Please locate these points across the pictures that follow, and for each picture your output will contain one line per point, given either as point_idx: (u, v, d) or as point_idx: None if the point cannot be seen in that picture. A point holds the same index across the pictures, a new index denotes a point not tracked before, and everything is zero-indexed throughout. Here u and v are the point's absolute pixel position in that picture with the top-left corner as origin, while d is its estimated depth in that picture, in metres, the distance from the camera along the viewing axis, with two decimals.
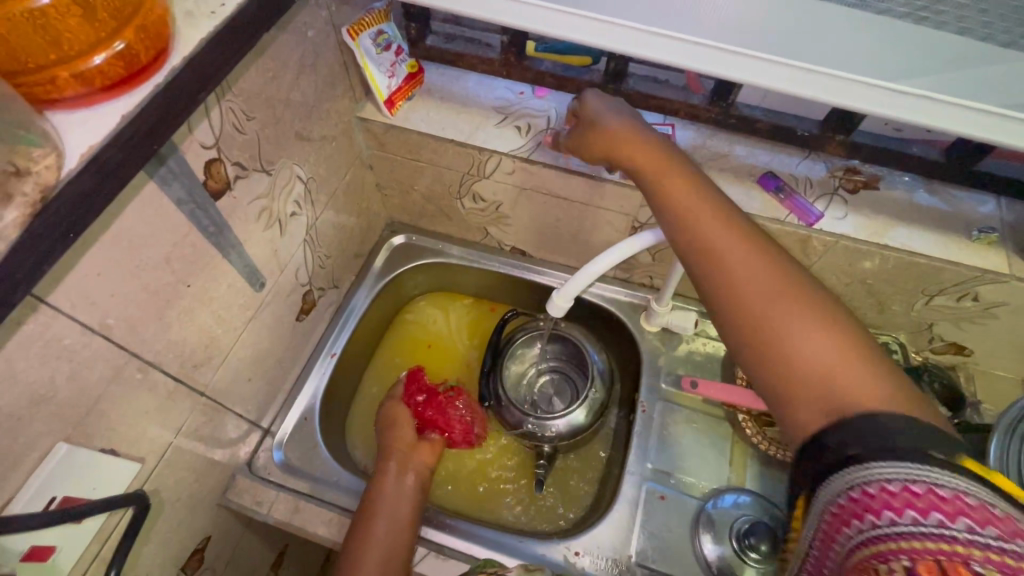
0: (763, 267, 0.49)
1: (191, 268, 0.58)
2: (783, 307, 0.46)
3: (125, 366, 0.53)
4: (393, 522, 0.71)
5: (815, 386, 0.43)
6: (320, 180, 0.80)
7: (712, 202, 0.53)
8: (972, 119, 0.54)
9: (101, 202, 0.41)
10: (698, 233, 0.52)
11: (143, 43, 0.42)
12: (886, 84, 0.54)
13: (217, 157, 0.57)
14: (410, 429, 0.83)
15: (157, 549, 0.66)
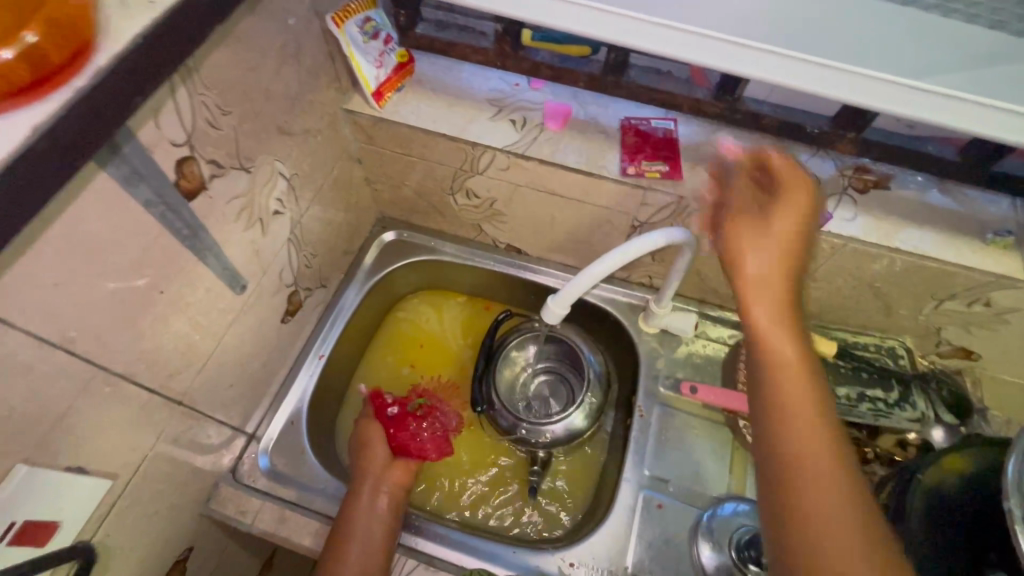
0: (812, 408, 0.45)
1: (163, 274, 0.55)
2: (821, 455, 0.43)
3: (92, 380, 0.50)
4: (366, 550, 0.69)
5: (836, 532, 0.40)
6: (305, 176, 0.76)
7: (796, 338, 0.48)
8: (997, 117, 0.50)
9: (24, 220, 0.37)
10: (760, 342, 0.48)
11: (51, 39, 0.36)
12: (905, 82, 0.50)
13: (190, 155, 0.54)
14: (384, 449, 0.80)
15: (134, 564, 0.63)
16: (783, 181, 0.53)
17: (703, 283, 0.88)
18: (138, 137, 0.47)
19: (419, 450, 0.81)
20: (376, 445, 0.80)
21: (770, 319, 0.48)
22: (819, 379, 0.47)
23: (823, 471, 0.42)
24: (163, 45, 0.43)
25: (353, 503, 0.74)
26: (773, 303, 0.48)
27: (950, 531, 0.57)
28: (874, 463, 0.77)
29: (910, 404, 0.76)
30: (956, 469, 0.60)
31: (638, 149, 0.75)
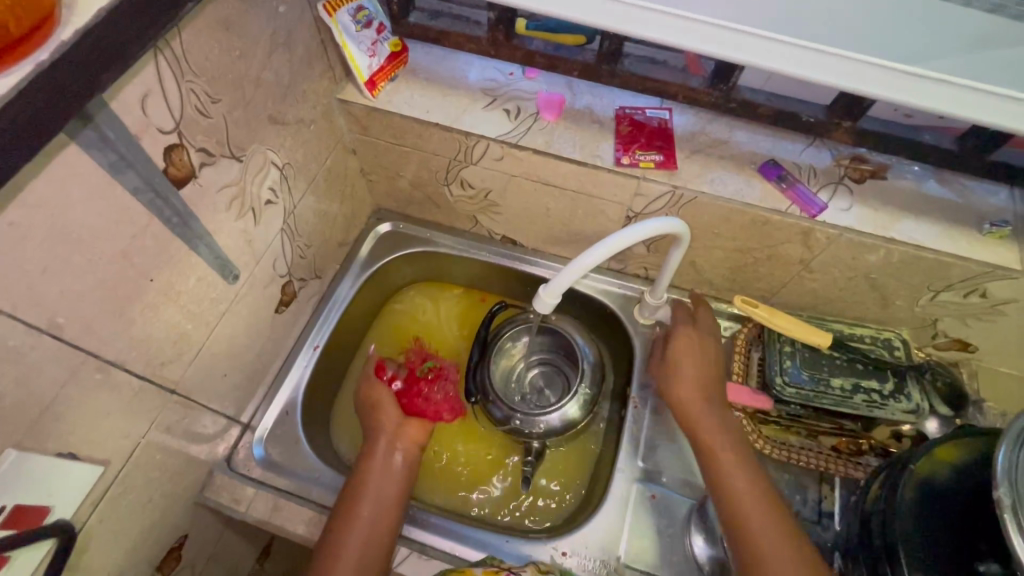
0: (748, 480, 0.66)
1: (153, 262, 0.55)
2: (756, 500, 0.64)
3: (83, 367, 0.50)
4: (379, 504, 0.70)
5: (759, 513, 0.63)
6: (298, 166, 0.76)
7: (721, 422, 0.71)
8: (997, 104, 0.50)
9: None
10: (706, 446, 0.69)
11: (9, 11, 0.36)
12: (904, 66, 0.50)
13: (179, 143, 0.53)
14: (394, 406, 0.79)
15: (128, 551, 0.64)
16: (694, 333, 0.79)
17: (698, 274, 0.88)
18: (125, 124, 0.47)
19: (435, 414, 0.81)
20: (387, 400, 0.80)
21: (711, 435, 0.70)
22: (746, 453, 0.69)
23: (745, 502, 0.64)
24: (126, 24, 0.43)
25: (367, 457, 0.74)
26: (700, 406, 0.72)
27: (941, 523, 0.57)
28: (868, 453, 0.78)
29: (904, 396, 0.76)
30: (946, 459, 0.61)
31: (632, 139, 0.74)
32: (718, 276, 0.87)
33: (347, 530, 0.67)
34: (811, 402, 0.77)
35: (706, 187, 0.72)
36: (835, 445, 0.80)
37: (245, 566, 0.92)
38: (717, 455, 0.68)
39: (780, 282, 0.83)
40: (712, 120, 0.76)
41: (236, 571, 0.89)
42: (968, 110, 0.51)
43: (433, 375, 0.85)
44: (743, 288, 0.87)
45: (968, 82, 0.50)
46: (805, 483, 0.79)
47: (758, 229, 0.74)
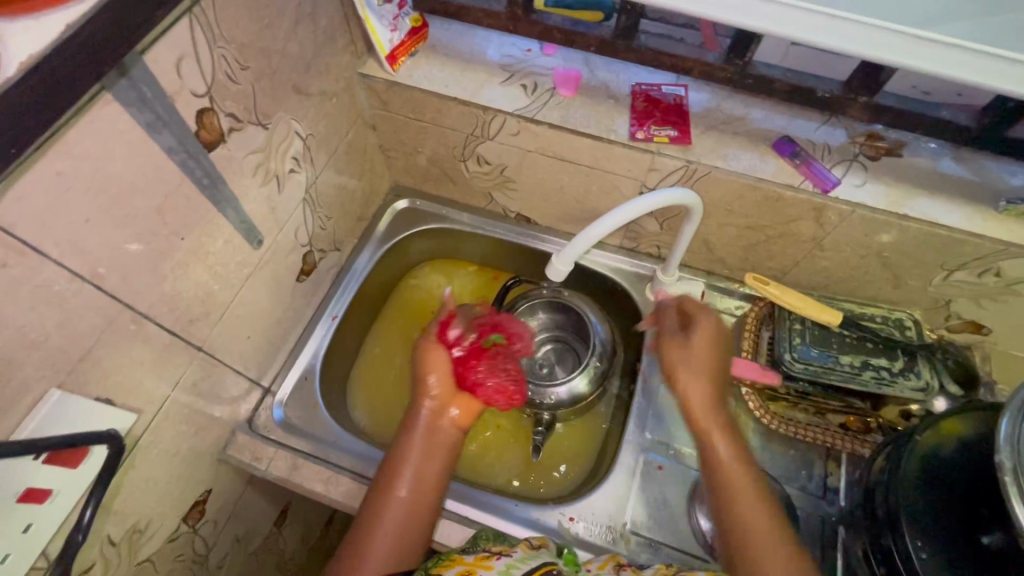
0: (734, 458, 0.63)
1: (185, 221, 0.58)
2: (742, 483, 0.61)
3: (119, 317, 0.53)
4: (417, 484, 0.68)
5: (743, 491, 0.61)
6: (320, 138, 0.78)
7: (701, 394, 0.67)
8: (991, 66, 0.52)
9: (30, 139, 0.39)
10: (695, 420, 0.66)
11: None
12: (902, 28, 0.52)
13: (210, 106, 0.56)
14: (444, 381, 0.74)
15: (157, 498, 0.67)
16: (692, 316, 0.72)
17: (711, 253, 0.89)
18: (161, 84, 0.50)
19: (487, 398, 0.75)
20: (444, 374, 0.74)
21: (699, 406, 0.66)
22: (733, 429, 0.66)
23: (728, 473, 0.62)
24: None
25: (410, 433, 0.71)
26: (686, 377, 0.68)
27: (946, 493, 0.58)
28: (876, 431, 0.79)
29: (914, 373, 0.76)
30: (954, 431, 0.61)
31: (647, 115, 0.75)
32: (730, 255, 0.88)
33: (385, 513, 0.66)
34: (821, 378, 0.78)
35: (720, 163, 0.73)
36: (844, 422, 0.81)
37: (264, 527, 0.96)
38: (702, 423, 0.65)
39: (792, 261, 0.84)
40: (728, 97, 0.77)
41: (255, 530, 0.93)
42: (965, 72, 0.53)
43: (496, 353, 0.78)
44: (754, 267, 0.88)
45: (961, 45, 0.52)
46: (812, 458, 0.81)
47: (771, 205, 0.75)
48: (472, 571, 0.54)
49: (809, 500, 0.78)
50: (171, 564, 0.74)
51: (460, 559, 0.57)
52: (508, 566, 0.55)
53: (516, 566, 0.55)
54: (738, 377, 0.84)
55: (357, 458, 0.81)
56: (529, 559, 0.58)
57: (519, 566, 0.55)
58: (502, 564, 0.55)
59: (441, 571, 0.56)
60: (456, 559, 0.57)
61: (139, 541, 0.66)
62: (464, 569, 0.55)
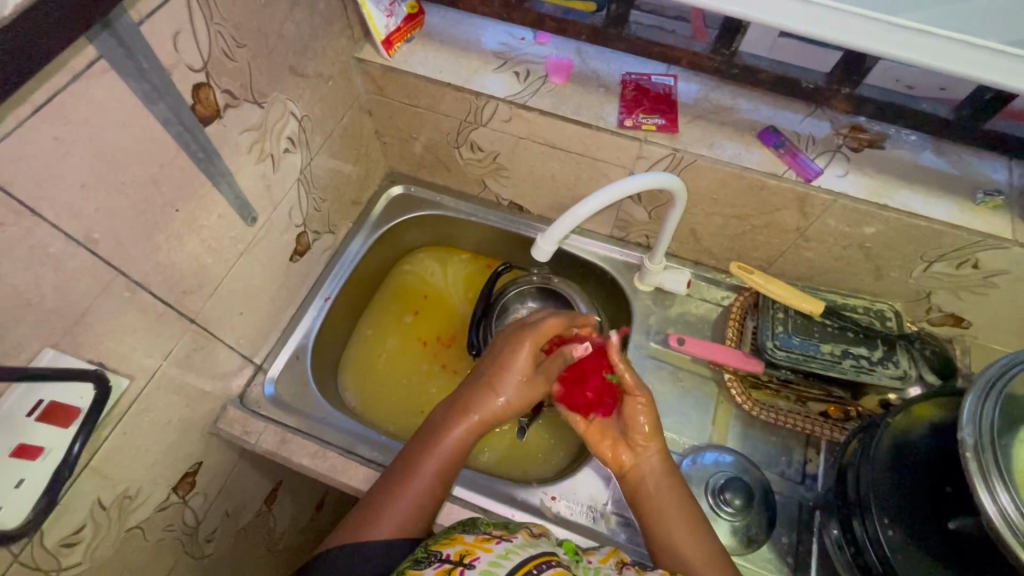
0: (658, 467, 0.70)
1: (180, 193, 0.59)
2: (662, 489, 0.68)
3: (113, 283, 0.55)
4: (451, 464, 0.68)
5: (667, 499, 0.67)
6: (316, 120, 0.80)
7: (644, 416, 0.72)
8: (970, 56, 0.53)
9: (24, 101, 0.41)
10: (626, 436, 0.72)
11: None
12: (880, 16, 0.54)
13: (206, 82, 0.58)
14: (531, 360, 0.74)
15: (147, 466, 0.69)
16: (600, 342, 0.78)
17: (699, 243, 0.90)
18: (157, 56, 0.51)
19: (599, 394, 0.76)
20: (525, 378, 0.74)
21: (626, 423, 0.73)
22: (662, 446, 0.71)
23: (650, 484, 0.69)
24: None
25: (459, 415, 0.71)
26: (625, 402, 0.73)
27: (915, 477, 0.59)
28: (855, 420, 0.80)
29: (892, 362, 0.77)
30: (924, 416, 0.62)
31: (637, 103, 0.77)
32: (716, 245, 0.89)
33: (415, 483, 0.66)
34: (802, 366, 0.79)
35: (706, 151, 0.74)
36: (824, 411, 0.81)
37: (254, 503, 0.98)
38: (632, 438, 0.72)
39: (777, 251, 0.85)
40: (717, 88, 0.79)
41: (245, 505, 0.95)
42: (940, 60, 0.54)
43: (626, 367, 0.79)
44: (741, 257, 0.89)
45: (944, 34, 0.53)
46: (792, 445, 0.83)
47: (756, 194, 0.76)
48: (469, 552, 0.53)
49: (788, 485, 0.80)
50: (160, 532, 0.75)
51: (462, 538, 0.56)
52: (505, 551, 0.53)
53: (514, 553, 0.53)
54: (720, 364, 0.85)
55: (346, 435, 0.83)
56: (530, 547, 0.55)
57: (516, 554, 0.53)
58: (502, 549, 0.54)
59: (440, 549, 0.55)
60: (459, 539, 0.56)
61: (130, 507, 0.68)
62: (463, 549, 0.54)
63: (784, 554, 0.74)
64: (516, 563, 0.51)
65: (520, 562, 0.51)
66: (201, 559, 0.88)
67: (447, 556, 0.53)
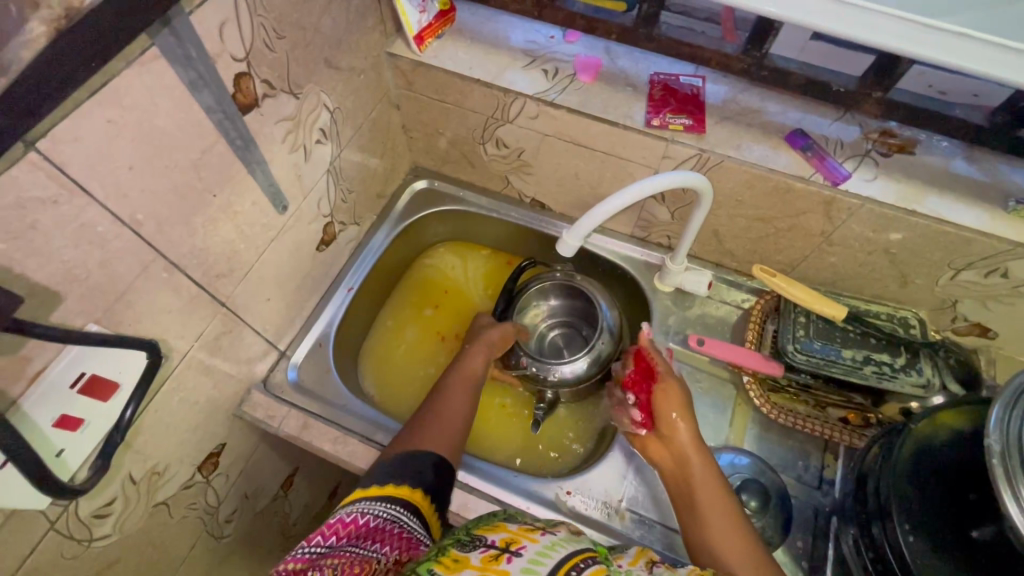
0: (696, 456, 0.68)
1: (217, 178, 0.61)
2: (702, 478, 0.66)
3: (152, 264, 0.57)
4: (463, 401, 0.75)
5: (708, 493, 0.64)
6: (346, 112, 0.82)
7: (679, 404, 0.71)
8: (1008, 60, 0.53)
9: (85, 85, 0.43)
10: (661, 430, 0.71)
11: None
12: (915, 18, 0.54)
13: (247, 71, 0.59)
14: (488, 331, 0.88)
15: (176, 444, 0.71)
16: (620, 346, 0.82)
17: (721, 245, 0.90)
18: (204, 45, 0.53)
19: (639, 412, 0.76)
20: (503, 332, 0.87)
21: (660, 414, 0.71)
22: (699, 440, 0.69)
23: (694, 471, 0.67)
24: None
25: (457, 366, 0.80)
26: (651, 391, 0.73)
27: (936, 486, 0.59)
28: (874, 426, 0.79)
29: (915, 370, 0.76)
30: (948, 424, 0.62)
31: (664, 103, 0.77)
32: (739, 247, 0.89)
33: (437, 419, 0.71)
34: (822, 370, 0.79)
35: (733, 152, 0.75)
36: (843, 417, 0.81)
37: (272, 487, 1.00)
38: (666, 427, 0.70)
39: (800, 255, 0.85)
40: (745, 90, 0.79)
41: (262, 489, 0.97)
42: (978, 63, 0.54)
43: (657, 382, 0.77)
44: (763, 260, 0.89)
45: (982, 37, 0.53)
46: (809, 450, 0.82)
47: (781, 196, 0.76)
48: (514, 540, 0.51)
49: (804, 490, 0.79)
50: (183, 510, 0.77)
51: (505, 526, 0.54)
52: (551, 542, 0.50)
53: (560, 545, 0.50)
54: (739, 366, 0.85)
55: (366, 422, 0.84)
56: (576, 542, 0.52)
57: (561, 547, 0.50)
58: (547, 540, 0.51)
59: (485, 535, 0.53)
60: (502, 528, 0.54)
61: (158, 483, 0.70)
62: (507, 537, 0.52)
63: (799, 558, 0.74)
64: (559, 560, 0.47)
65: (562, 560, 0.47)
66: (219, 540, 0.90)
67: (493, 541, 0.51)
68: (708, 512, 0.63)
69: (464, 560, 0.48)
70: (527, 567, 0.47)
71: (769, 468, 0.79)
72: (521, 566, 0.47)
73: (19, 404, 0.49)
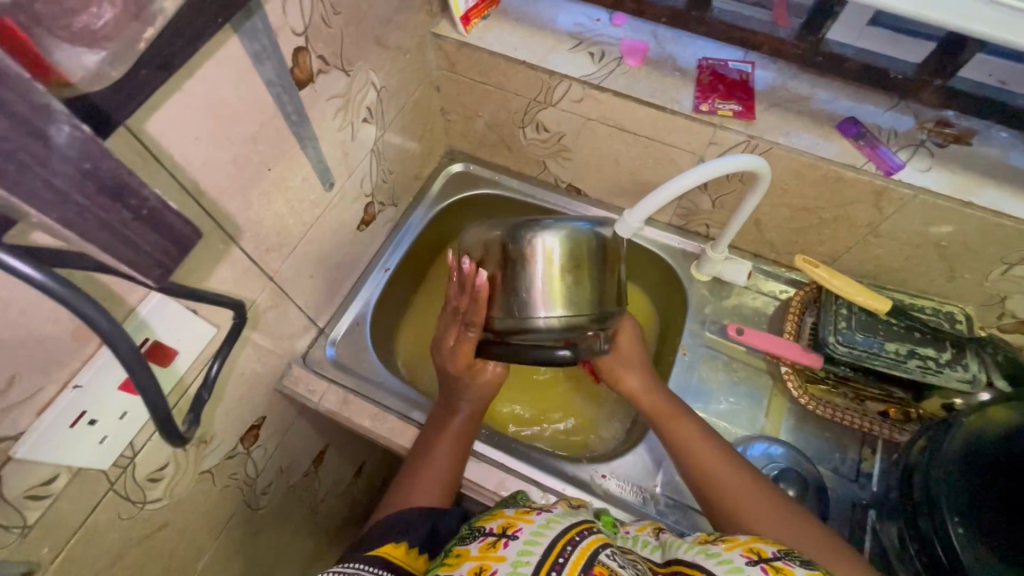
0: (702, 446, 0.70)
1: (273, 152, 0.62)
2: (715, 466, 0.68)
3: (211, 235, 0.58)
4: (449, 447, 0.74)
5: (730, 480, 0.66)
6: (391, 92, 0.82)
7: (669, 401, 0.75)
8: None
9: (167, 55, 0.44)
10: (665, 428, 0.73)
11: None
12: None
13: (305, 46, 0.60)
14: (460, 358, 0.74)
15: (222, 414, 0.73)
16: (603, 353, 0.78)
17: (761, 234, 0.90)
18: (268, 17, 0.53)
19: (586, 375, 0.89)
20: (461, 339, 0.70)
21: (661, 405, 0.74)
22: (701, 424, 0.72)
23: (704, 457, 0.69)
24: None
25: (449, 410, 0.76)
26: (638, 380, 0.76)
27: (989, 482, 0.59)
28: (915, 421, 0.79)
29: (961, 366, 0.75)
30: (998, 419, 0.62)
31: (712, 88, 0.76)
32: (780, 237, 0.88)
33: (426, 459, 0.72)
34: (863, 363, 0.78)
35: (782, 139, 0.73)
36: (882, 411, 0.80)
37: (305, 462, 1.02)
38: (675, 420, 0.72)
39: (844, 246, 0.84)
40: (795, 77, 0.78)
41: (296, 464, 0.99)
42: None
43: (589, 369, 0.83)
44: (805, 251, 0.88)
45: None
46: (846, 443, 0.82)
47: (830, 186, 0.75)
48: (511, 524, 0.53)
49: (841, 482, 0.79)
50: (226, 479, 0.80)
51: (503, 512, 0.57)
52: (547, 519, 0.53)
53: (555, 522, 0.53)
54: (777, 356, 0.84)
55: (403, 400, 0.85)
56: (568, 517, 0.55)
57: (556, 523, 0.52)
58: (542, 519, 0.53)
59: (485, 523, 0.56)
60: (500, 514, 0.57)
61: (204, 452, 0.72)
62: (505, 522, 0.54)
63: None
64: (555, 537, 0.51)
65: (548, 547, 0.49)
66: (255, 511, 0.92)
67: (490, 528, 0.54)
68: (737, 494, 0.65)
69: (464, 554, 0.52)
70: (522, 549, 0.50)
71: (806, 457, 0.79)
72: (517, 550, 0.50)
73: (91, 366, 0.50)
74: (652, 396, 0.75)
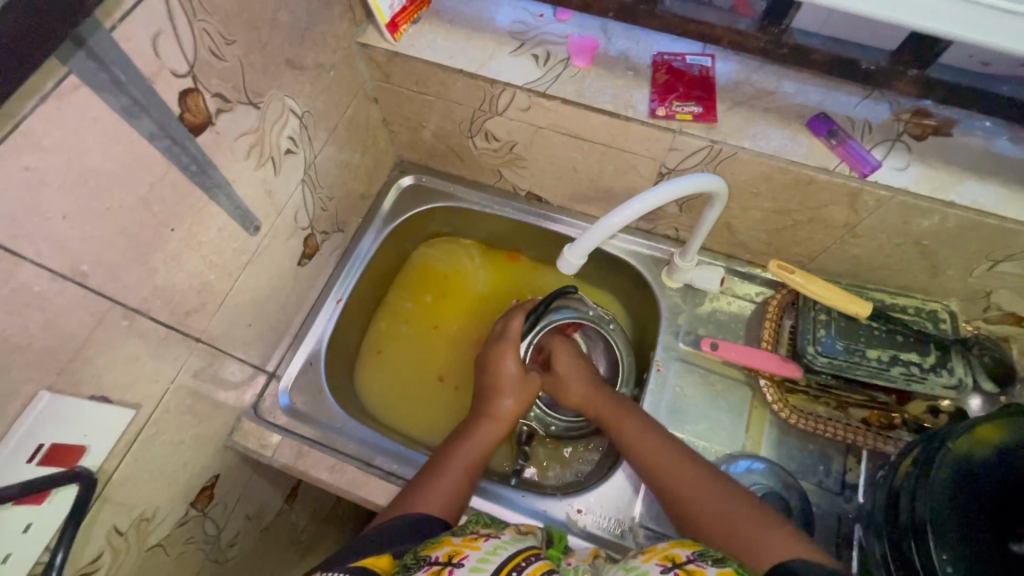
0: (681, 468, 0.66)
1: (173, 211, 0.55)
2: (700, 490, 0.63)
3: (109, 314, 0.51)
4: (465, 457, 0.70)
5: (718, 506, 0.61)
6: (317, 115, 0.74)
7: (643, 427, 0.72)
8: None
9: None
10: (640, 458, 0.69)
11: None
12: None
13: (194, 87, 0.52)
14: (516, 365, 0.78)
15: (164, 487, 0.67)
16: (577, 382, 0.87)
17: (732, 236, 0.84)
18: (136, 65, 0.46)
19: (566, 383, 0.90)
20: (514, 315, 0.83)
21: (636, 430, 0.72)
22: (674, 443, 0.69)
23: (681, 481, 0.65)
24: None
25: (481, 419, 0.75)
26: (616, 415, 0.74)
27: (967, 501, 0.56)
28: (900, 428, 0.75)
29: (946, 370, 0.72)
30: (988, 441, 0.58)
31: (670, 89, 0.69)
32: (754, 239, 0.82)
33: (440, 466, 0.69)
34: (845, 372, 0.74)
35: (747, 143, 0.67)
36: (865, 417, 0.77)
37: (274, 504, 0.97)
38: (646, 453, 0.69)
39: (821, 246, 0.78)
40: (760, 68, 0.71)
41: (265, 509, 0.94)
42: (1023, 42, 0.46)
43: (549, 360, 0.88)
44: (779, 252, 0.83)
45: None
46: (830, 454, 0.78)
47: (801, 189, 0.70)
48: (458, 552, 0.49)
49: (826, 497, 0.76)
50: (182, 545, 0.74)
51: (450, 540, 0.52)
52: (493, 546, 0.50)
53: (503, 547, 0.50)
54: (755, 369, 0.80)
55: (364, 446, 0.80)
56: (517, 542, 0.52)
57: (504, 549, 0.49)
58: (490, 545, 0.50)
59: (429, 553, 0.51)
60: (447, 541, 0.52)
61: (149, 529, 0.66)
62: (451, 550, 0.50)
63: None
64: (502, 562, 0.47)
65: (508, 557, 0.48)
66: (225, 563, 0.88)
67: (436, 558, 0.49)
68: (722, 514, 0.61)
69: None
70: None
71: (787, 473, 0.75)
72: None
73: None
74: (631, 425, 0.72)
